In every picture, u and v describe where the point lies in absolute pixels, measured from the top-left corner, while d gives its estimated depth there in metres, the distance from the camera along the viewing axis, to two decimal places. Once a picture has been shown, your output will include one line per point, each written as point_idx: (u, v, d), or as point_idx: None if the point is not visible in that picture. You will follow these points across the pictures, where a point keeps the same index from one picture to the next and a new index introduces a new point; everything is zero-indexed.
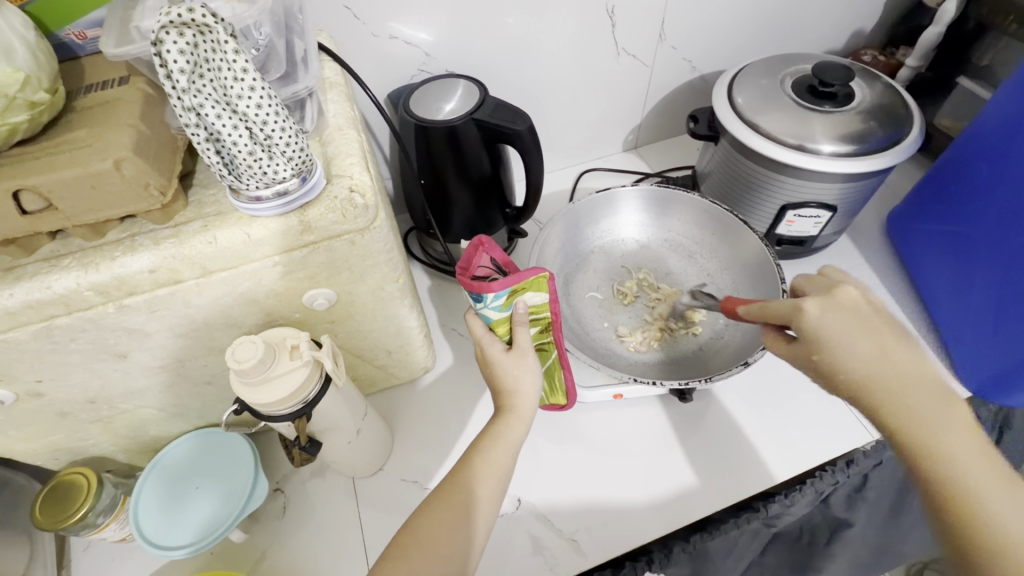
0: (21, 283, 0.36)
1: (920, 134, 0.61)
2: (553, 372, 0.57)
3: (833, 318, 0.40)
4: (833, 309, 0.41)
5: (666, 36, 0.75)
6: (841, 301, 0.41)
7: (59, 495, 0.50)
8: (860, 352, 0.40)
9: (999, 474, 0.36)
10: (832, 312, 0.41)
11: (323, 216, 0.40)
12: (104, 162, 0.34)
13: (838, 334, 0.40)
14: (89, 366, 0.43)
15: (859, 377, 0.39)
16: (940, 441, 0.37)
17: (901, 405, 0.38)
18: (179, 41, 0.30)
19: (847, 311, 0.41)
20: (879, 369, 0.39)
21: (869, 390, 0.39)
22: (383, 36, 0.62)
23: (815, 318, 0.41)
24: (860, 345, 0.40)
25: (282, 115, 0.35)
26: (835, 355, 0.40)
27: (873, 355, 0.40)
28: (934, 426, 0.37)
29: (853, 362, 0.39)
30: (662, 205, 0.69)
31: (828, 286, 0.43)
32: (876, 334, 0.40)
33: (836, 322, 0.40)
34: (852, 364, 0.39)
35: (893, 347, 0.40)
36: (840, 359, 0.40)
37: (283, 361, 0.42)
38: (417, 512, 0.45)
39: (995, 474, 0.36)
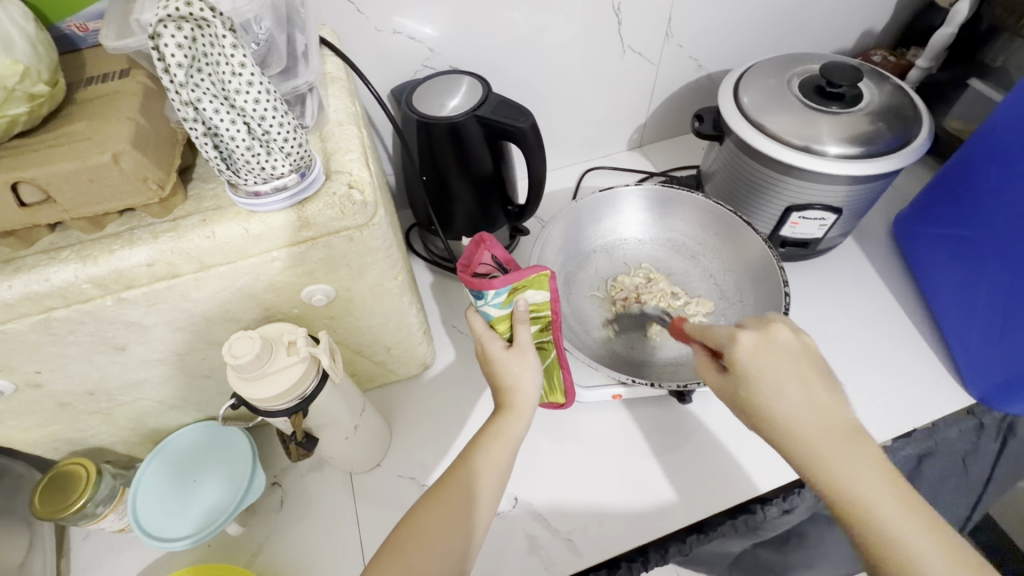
0: (20, 275, 0.36)
1: (927, 136, 0.60)
2: (552, 371, 0.57)
3: (758, 353, 0.42)
4: (761, 343, 0.42)
5: (673, 34, 0.74)
6: (772, 337, 0.43)
7: (58, 485, 0.51)
8: (783, 389, 0.41)
9: (914, 510, 0.37)
10: (758, 346, 0.42)
11: (322, 212, 0.40)
12: (103, 155, 0.34)
13: (763, 369, 0.41)
14: (88, 358, 0.43)
15: (780, 412, 0.41)
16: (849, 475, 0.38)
17: (820, 440, 0.40)
18: (177, 35, 0.29)
19: (774, 346, 0.42)
20: (797, 408, 0.41)
21: (787, 425, 0.41)
22: (387, 31, 0.61)
23: (744, 351, 0.42)
24: (784, 383, 0.41)
25: (281, 111, 0.35)
26: (759, 390, 0.41)
27: (798, 391, 0.41)
28: (846, 460, 0.39)
29: (776, 397, 0.41)
30: (665, 205, 0.69)
31: (761, 321, 0.44)
32: (798, 371, 0.41)
33: (761, 357, 0.42)
34: (773, 400, 0.41)
35: (813, 385, 0.41)
36: (766, 394, 0.41)
37: (280, 357, 0.42)
38: (412, 509, 0.45)
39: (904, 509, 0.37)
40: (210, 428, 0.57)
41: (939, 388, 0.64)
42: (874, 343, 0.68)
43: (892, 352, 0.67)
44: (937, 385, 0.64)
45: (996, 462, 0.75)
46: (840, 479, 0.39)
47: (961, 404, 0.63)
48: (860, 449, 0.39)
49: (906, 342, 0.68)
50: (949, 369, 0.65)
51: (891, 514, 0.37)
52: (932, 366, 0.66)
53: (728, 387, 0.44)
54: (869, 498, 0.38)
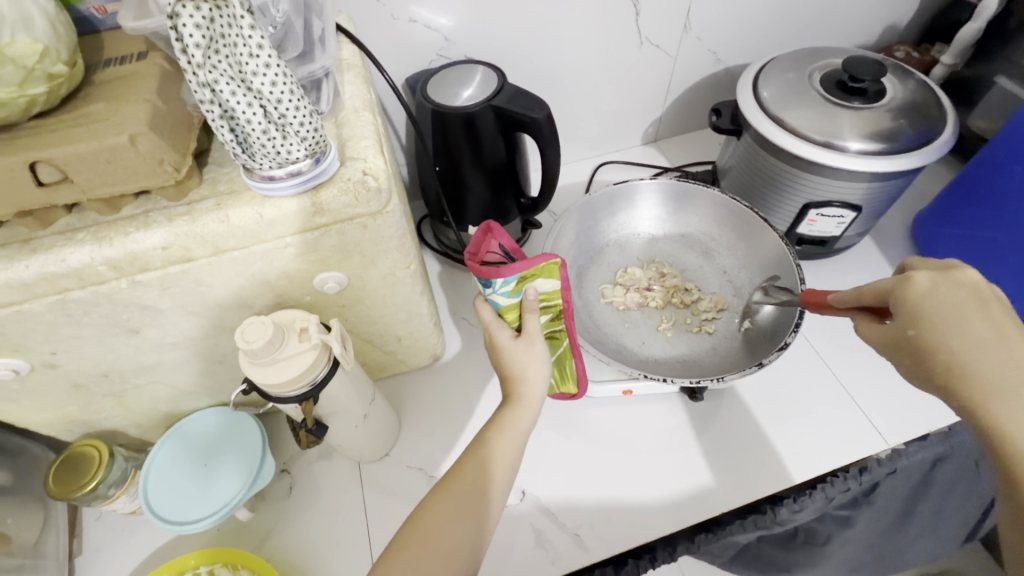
0: (36, 255, 0.36)
1: (953, 134, 0.59)
2: (564, 360, 0.56)
3: (944, 297, 0.37)
4: (944, 286, 0.37)
5: (692, 27, 0.73)
6: (958, 279, 0.38)
7: (71, 466, 0.51)
8: (967, 334, 0.36)
9: None
10: (942, 290, 0.37)
11: (336, 198, 0.39)
12: (119, 136, 0.34)
13: (948, 312, 0.37)
14: (102, 340, 0.44)
15: (956, 357, 0.36)
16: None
17: (1009, 393, 0.35)
18: (196, 15, 0.29)
19: (960, 291, 0.37)
20: (983, 356, 0.36)
21: (968, 374, 0.36)
22: (403, 19, 0.61)
23: (920, 292, 0.38)
24: (970, 329, 0.36)
25: (297, 95, 0.34)
26: (935, 335, 0.37)
27: (983, 342, 0.36)
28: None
29: (960, 343, 0.36)
30: (680, 199, 0.68)
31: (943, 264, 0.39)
32: (990, 321, 0.36)
33: (943, 300, 0.37)
34: (958, 347, 0.36)
35: (1009, 337, 0.36)
36: (945, 341, 0.36)
37: (291, 343, 0.42)
38: (419, 506, 0.45)
39: None
40: (221, 415, 0.57)
41: None
42: None
43: None
44: None
45: None
46: (1023, 441, 0.34)
47: None
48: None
49: None
50: None
51: None
52: None
53: (894, 333, 0.39)
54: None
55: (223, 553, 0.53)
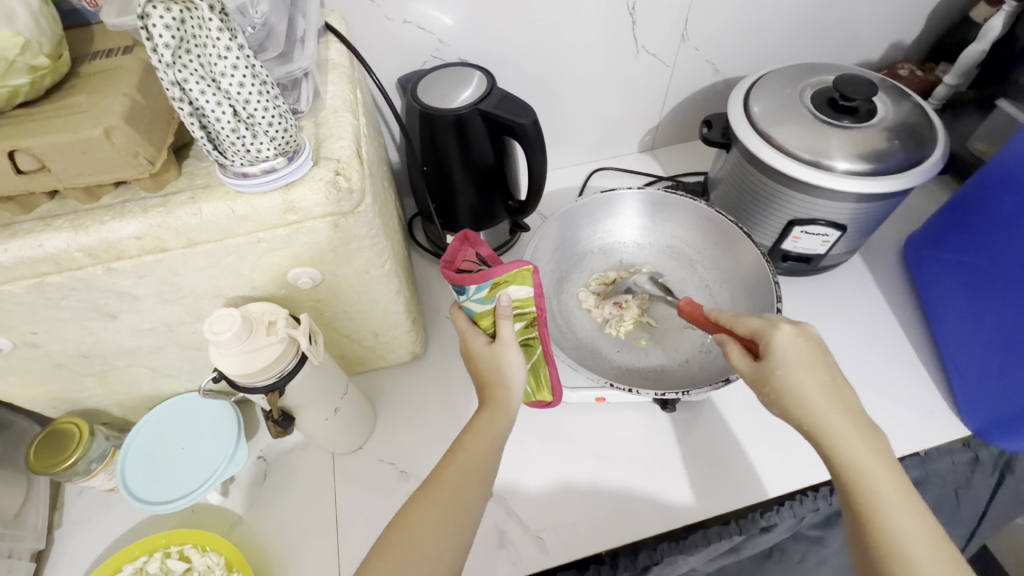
0: (15, 239, 0.38)
1: (942, 157, 0.58)
2: (539, 367, 0.56)
3: (791, 348, 0.44)
4: (800, 338, 0.44)
5: (689, 37, 0.73)
6: (803, 334, 0.45)
7: (52, 442, 0.53)
8: (812, 379, 0.43)
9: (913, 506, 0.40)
10: (799, 340, 0.44)
11: (307, 197, 0.40)
12: (95, 129, 0.35)
13: (796, 361, 0.43)
14: (81, 323, 0.45)
15: (805, 399, 0.43)
16: (863, 468, 0.41)
17: (842, 431, 0.42)
18: (165, 16, 0.30)
19: (810, 341, 0.44)
20: (821, 400, 0.43)
21: (812, 415, 0.42)
22: (397, 20, 0.62)
23: (783, 341, 0.44)
24: (812, 373, 0.43)
25: (267, 96, 0.35)
26: (790, 380, 0.43)
27: (825, 385, 0.43)
28: (864, 454, 0.41)
29: (805, 387, 0.43)
30: (666, 210, 0.68)
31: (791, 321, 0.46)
32: (823, 367, 0.44)
33: (799, 351, 0.44)
34: (801, 391, 0.43)
35: (837, 383, 0.44)
36: (795, 384, 0.43)
37: (259, 336, 0.43)
38: (400, 512, 0.45)
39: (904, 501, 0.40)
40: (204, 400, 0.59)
41: (934, 417, 0.62)
42: (870, 367, 0.66)
43: (886, 375, 0.65)
44: (932, 415, 0.62)
45: (992, 495, 0.72)
46: (858, 472, 0.41)
47: (956, 435, 0.61)
48: (879, 451, 0.41)
49: (905, 367, 0.66)
50: (945, 398, 0.64)
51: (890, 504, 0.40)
52: (929, 394, 0.64)
53: (756, 376, 0.45)
54: (882, 493, 0.40)
55: (198, 535, 0.54)
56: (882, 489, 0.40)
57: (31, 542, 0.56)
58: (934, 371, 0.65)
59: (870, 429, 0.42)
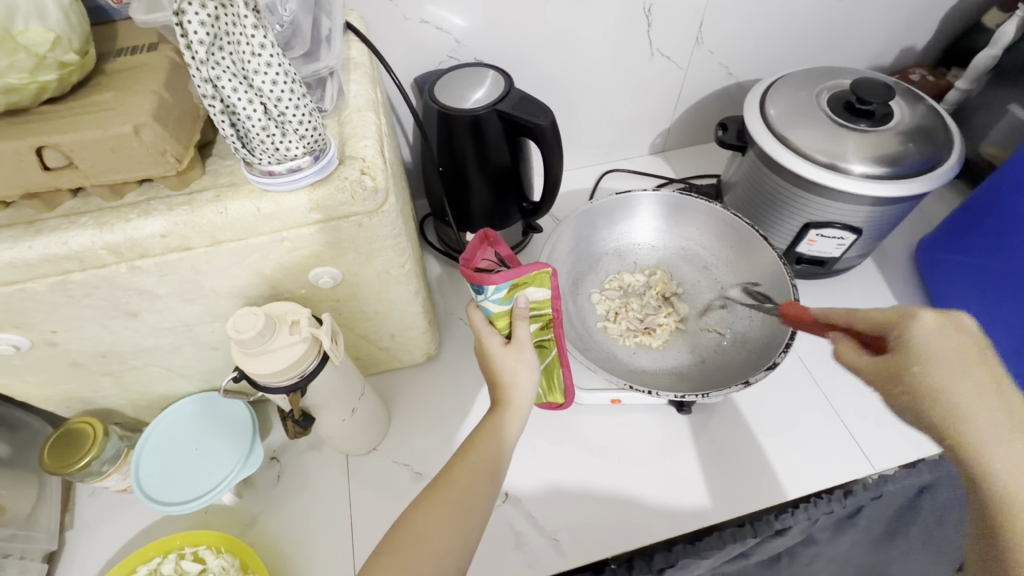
0: (40, 236, 0.38)
1: (958, 161, 0.59)
2: (552, 369, 0.56)
3: (943, 343, 0.34)
4: (950, 332, 0.35)
5: (704, 40, 0.73)
6: (959, 323, 0.35)
7: (67, 441, 0.52)
8: (966, 380, 0.34)
9: None
10: (948, 334, 0.35)
11: (332, 196, 0.40)
12: (124, 126, 0.35)
13: (945, 362, 0.34)
14: (102, 322, 0.45)
15: (959, 408, 0.34)
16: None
17: (1006, 447, 0.33)
18: (201, 12, 0.30)
19: (963, 334, 0.35)
20: (979, 407, 0.34)
21: (965, 426, 0.34)
22: (415, 20, 0.62)
23: (925, 337, 0.35)
24: (966, 375, 0.34)
25: (298, 94, 0.35)
26: (936, 384, 0.34)
27: (982, 389, 0.34)
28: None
29: (959, 392, 0.34)
30: (681, 212, 0.68)
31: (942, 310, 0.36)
32: (979, 365, 0.34)
33: (949, 350, 0.34)
34: (952, 399, 0.34)
35: (999, 383, 0.34)
36: (946, 389, 0.34)
37: (281, 335, 0.43)
38: (405, 513, 0.44)
39: None
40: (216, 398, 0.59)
41: None
42: None
43: None
44: None
45: None
46: (1017, 494, 0.33)
47: None
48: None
49: None
50: None
51: None
52: None
53: (884, 375, 0.36)
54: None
55: (212, 535, 0.54)
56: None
57: (44, 543, 0.55)
58: None
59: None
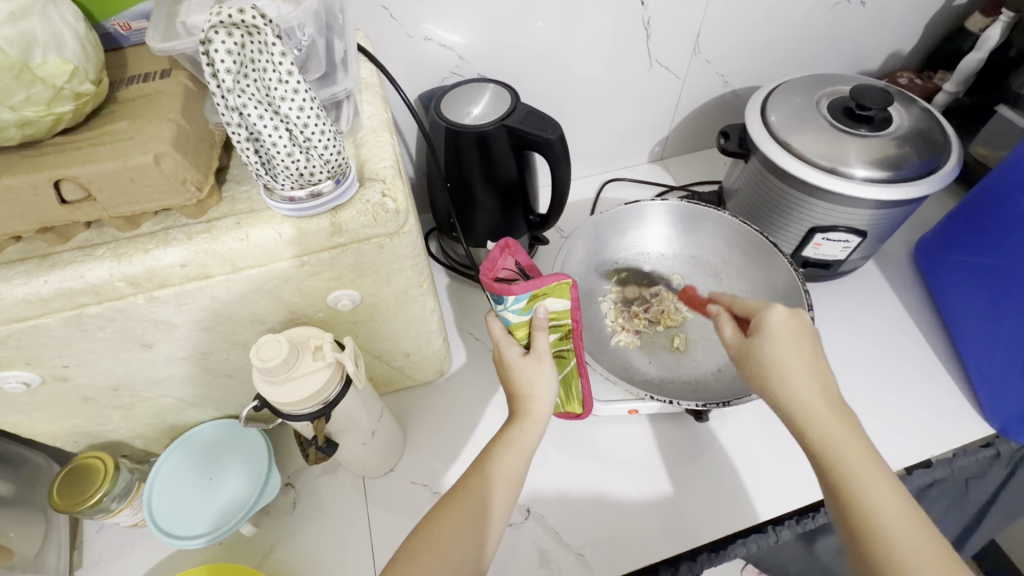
0: (55, 271, 0.37)
1: (957, 163, 0.60)
2: (571, 380, 0.56)
3: (786, 327, 0.44)
4: (794, 323, 0.45)
5: (701, 50, 0.74)
6: (801, 318, 0.45)
7: (75, 478, 0.51)
8: (800, 360, 0.43)
9: (889, 486, 0.40)
10: (793, 323, 0.45)
11: (355, 219, 0.40)
12: (145, 156, 0.34)
13: (786, 343, 0.44)
14: (115, 355, 0.44)
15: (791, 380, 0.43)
16: (841, 444, 0.41)
17: (822, 411, 0.42)
18: (227, 41, 0.30)
19: (803, 326, 0.45)
20: (812, 384, 0.43)
21: (800, 395, 0.42)
22: (418, 38, 0.62)
23: (777, 322, 0.45)
24: (801, 357, 0.43)
25: (322, 118, 0.35)
26: (774, 356, 0.44)
27: (809, 367, 0.43)
28: (853, 442, 0.41)
29: (788, 366, 0.43)
30: (690, 221, 0.69)
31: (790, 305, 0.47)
32: (812, 353, 0.44)
33: (790, 334, 0.44)
34: (786, 374, 0.43)
35: (821, 366, 0.44)
36: (778, 360, 0.43)
37: (305, 361, 0.42)
38: (425, 517, 0.44)
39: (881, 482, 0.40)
40: (205, 431, 0.57)
41: (957, 417, 0.63)
42: (886, 369, 0.67)
43: (905, 376, 0.66)
44: (955, 416, 0.63)
45: (1003, 491, 0.73)
46: (842, 458, 0.41)
47: (980, 434, 0.62)
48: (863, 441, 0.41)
49: (923, 368, 0.67)
50: (968, 400, 0.65)
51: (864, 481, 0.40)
52: (950, 394, 0.65)
53: (743, 352, 0.46)
54: (865, 482, 0.40)
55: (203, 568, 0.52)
56: (866, 478, 0.40)
57: None
58: (954, 370, 0.67)
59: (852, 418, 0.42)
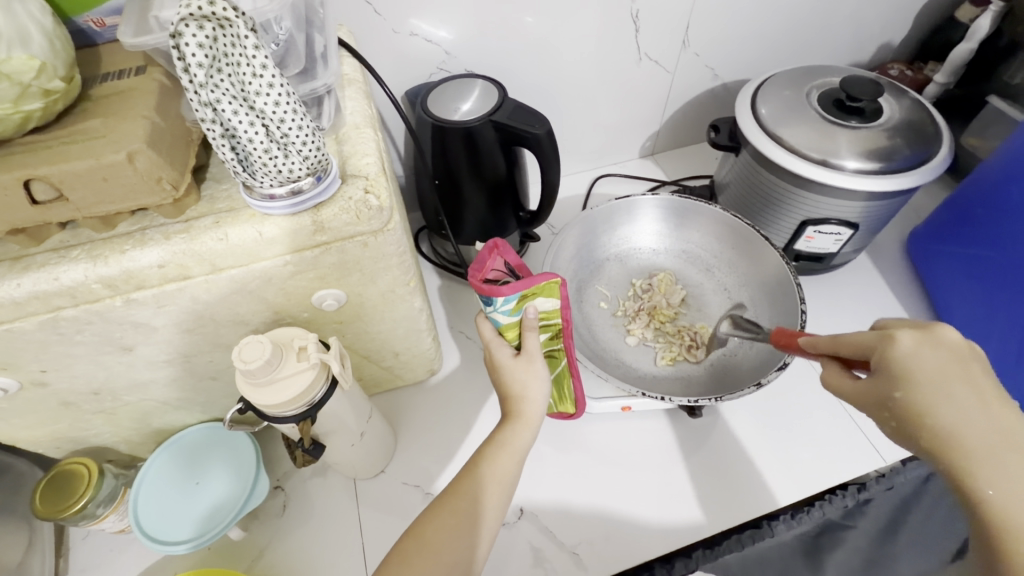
0: (29, 273, 0.36)
1: (949, 153, 0.59)
2: (563, 380, 0.55)
3: (927, 355, 0.37)
4: (929, 350, 0.37)
5: (691, 43, 0.73)
6: (940, 339, 0.37)
7: (58, 485, 0.50)
8: (952, 397, 0.36)
9: None
10: (925, 351, 0.37)
11: (337, 217, 0.39)
12: (118, 154, 0.33)
13: (932, 378, 0.36)
14: (94, 358, 0.43)
15: (946, 421, 0.36)
16: (1021, 500, 0.32)
17: (997, 461, 0.34)
18: (198, 34, 0.29)
19: (946, 352, 0.37)
20: (974, 426, 0.35)
21: (963, 440, 0.35)
22: (404, 33, 0.61)
23: (904, 351, 0.37)
24: (956, 395, 0.36)
25: (300, 113, 0.34)
26: (915, 395, 0.36)
27: (967, 406, 0.36)
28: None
29: (938, 405, 0.36)
30: (680, 215, 0.68)
31: (922, 325, 0.39)
32: (972, 388, 0.36)
33: (928, 364, 0.37)
34: (937, 411, 0.36)
35: (987, 404, 0.36)
36: (919, 398, 0.36)
37: (290, 362, 0.41)
38: (415, 520, 0.44)
39: None
40: (193, 434, 0.56)
41: None
42: None
43: None
44: None
45: None
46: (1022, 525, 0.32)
47: None
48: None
49: None
50: None
51: None
52: None
53: (873, 395, 0.39)
54: None
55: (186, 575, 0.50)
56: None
57: None
58: None
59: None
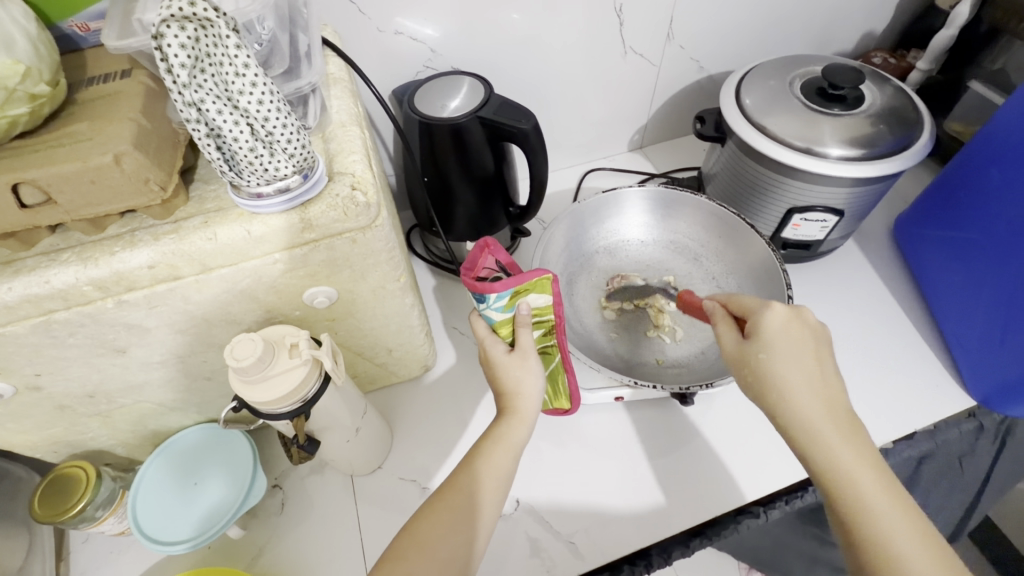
0: (20, 277, 0.36)
1: (930, 139, 0.60)
2: (557, 375, 0.56)
3: (787, 330, 0.43)
4: (794, 325, 0.43)
5: (675, 36, 0.74)
6: (802, 318, 0.44)
7: (56, 487, 0.50)
8: (800, 370, 0.42)
9: (888, 489, 0.39)
10: (789, 326, 0.43)
11: (324, 214, 0.39)
12: (104, 156, 0.33)
13: (786, 348, 0.42)
14: (88, 361, 0.43)
15: (791, 392, 0.41)
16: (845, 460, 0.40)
17: (820, 419, 0.41)
18: (180, 35, 0.30)
19: (803, 328, 0.43)
20: (811, 392, 0.42)
21: (797, 404, 0.41)
22: (389, 32, 0.61)
23: (773, 326, 0.43)
24: (803, 362, 0.42)
25: (284, 112, 0.35)
26: (773, 363, 0.42)
27: (811, 374, 0.42)
28: (863, 467, 0.40)
29: (788, 375, 0.42)
30: (668, 205, 0.69)
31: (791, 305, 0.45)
32: (814, 355, 0.43)
33: (788, 337, 0.43)
34: (790, 382, 0.42)
35: (825, 374, 0.42)
36: (775, 367, 0.42)
37: (282, 359, 0.42)
38: (412, 516, 0.44)
39: (880, 484, 0.39)
40: (189, 436, 0.56)
41: (939, 390, 0.64)
42: (869, 347, 0.67)
43: (889, 354, 0.67)
44: (938, 390, 0.64)
45: (995, 463, 0.73)
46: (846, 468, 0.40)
47: (962, 407, 0.63)
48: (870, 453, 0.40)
49: (906, 345, 0.68)
50: (950, 372, 0.65)
51: (863, 484, 0.39)
52: (932, 369, 0.66)
53: (738, 355, 0.44)
54: (866, 490, 0.39)
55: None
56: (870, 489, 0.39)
57: None
58: (936, 346, 0.67)
59: (853, 422, 0.41)
